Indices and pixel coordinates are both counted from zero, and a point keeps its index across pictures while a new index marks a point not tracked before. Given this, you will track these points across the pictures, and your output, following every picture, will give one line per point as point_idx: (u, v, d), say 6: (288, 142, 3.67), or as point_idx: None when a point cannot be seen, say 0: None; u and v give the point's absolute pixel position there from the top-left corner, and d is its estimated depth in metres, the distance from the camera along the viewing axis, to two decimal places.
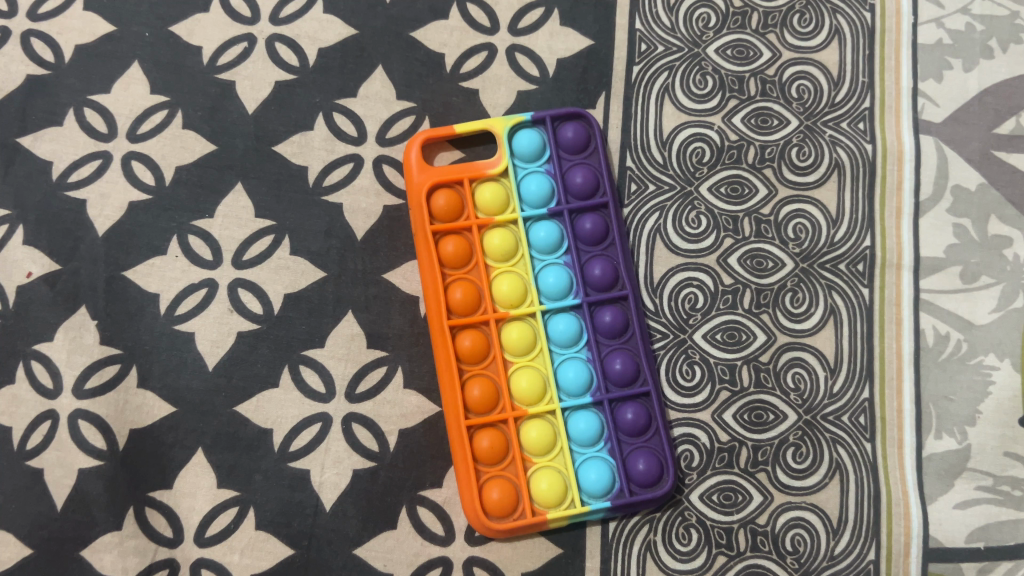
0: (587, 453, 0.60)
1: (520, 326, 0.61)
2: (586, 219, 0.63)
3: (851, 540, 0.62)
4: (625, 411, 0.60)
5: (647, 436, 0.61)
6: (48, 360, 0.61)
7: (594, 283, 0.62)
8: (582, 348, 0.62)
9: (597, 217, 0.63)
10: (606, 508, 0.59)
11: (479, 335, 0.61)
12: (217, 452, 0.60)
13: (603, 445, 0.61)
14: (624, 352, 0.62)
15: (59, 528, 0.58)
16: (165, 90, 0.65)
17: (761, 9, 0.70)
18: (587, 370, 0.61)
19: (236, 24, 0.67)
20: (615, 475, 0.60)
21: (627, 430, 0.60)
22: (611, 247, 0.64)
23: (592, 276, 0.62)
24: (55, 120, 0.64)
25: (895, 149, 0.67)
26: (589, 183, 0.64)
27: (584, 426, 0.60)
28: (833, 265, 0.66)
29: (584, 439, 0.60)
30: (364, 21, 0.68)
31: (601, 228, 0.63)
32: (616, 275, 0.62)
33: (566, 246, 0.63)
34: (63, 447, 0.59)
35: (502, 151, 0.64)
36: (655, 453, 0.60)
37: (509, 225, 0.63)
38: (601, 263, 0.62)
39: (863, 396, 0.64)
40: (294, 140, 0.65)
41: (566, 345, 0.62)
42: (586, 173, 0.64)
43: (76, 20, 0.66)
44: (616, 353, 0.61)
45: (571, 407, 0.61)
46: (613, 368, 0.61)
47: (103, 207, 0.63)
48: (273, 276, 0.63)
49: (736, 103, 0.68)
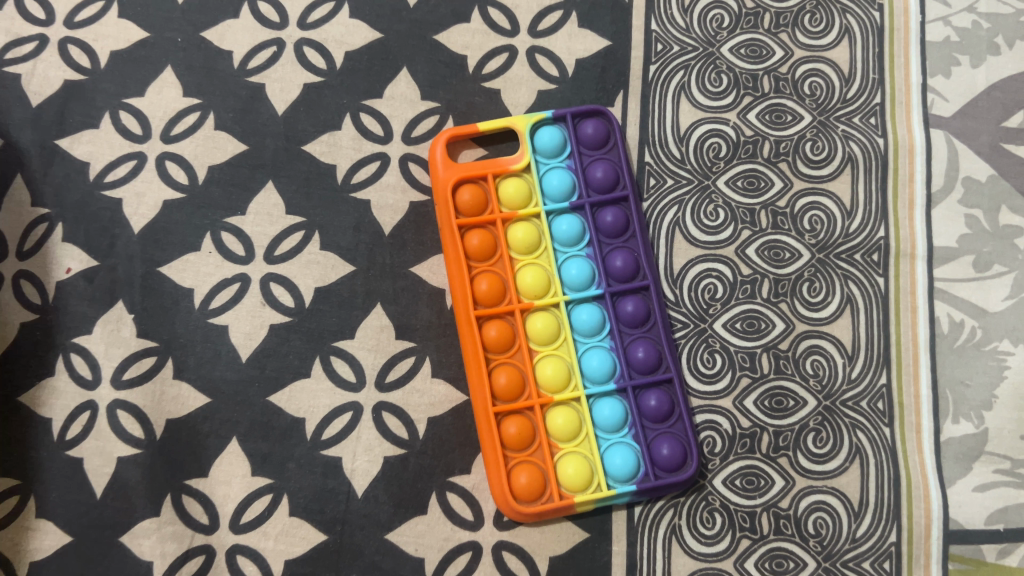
0: (611, 438, 0.62)
1: (544, 316, 0.63)
2: (607, 212, 0.65)
3: (872, 523, 0.63)
4: (648, 398, 0.62)
5: (671, 423, 0.62)
6: (86, 352, 0.62)
7: (616, 273, 0.64)
8: (606, 337, 0.64)
9: (618, 209, 0.65)
10: (632, 492, 0.60)
11: (504, 324, 0.62)
12: (251, 440, 0.61)
13: (628, 432, 0.62)
14: (646, 340, 0.63)
15: (98, 515, 0.60)
16: (198, 93, 0.68)
17: (773, 9, 0.72)
18: (610, 359, 0.63)
19: (265, 29, 0.69)
20: (640, 460, 0.61)
21: (651, 416, 0.62)
22: (632, 239, 0.65)
23: (614, 267, 0.64)
24: (91, 123, 0.67)
25: (906, 142, 0.69)
26: (610, 177, 0.65)
27: (608, 413, 0.61)
28: (848, 255, 0.67)
29: (608, 424, 0.61)
30: (388, 25, 0.70)
31: (623, 220, 0.65)
32: (637, 266, 0.64)
33: (588, 238, 0.65)
34: (101, 436, 0.61)
35: (525, 148, 0.66)
36: (679, 439, 0.62)
37: (532, 219, 0.65)
38: (623, 254, 0.64)
39: (881, 382, 0.65)
40: (323, 140, 0.67)
41: (589, 334, 0.63)
42: (606, 168, 0.65)
43: (111, 27, 0.69)
44: (639, 342, 0.63)
45: (595, 393, 0.62)
46: (636, 356, 0.62)
47: (139, 205, 0.65)
48: (304, 270, 0.64)
49: (750, 100, 0.70)
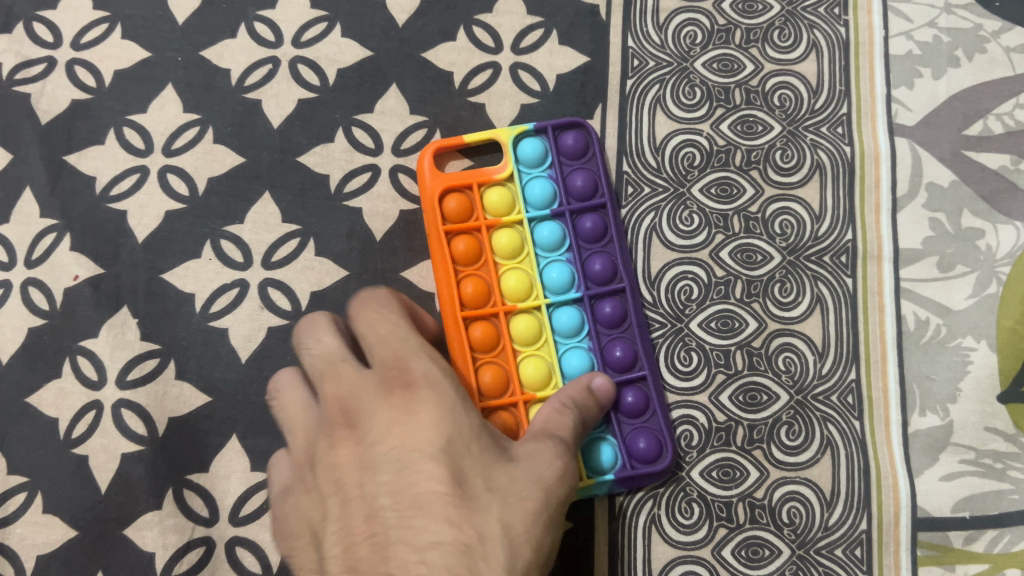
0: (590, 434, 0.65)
1: (526, 318, 0.66)
2: (586, 219, 0.68)
3: (844, 511, 0.66)
4: (625, 395, 0.65)
5: (647, 418, 0.66)
6: (93, 354, 0.67)
7: (594, 277, 0.67)
8: (585, 337, 0.67)
9: (596, 216, 0.68)
10: (611, 481, 0.64)
11: (488, 325, 0.66)
12: (250, 437, 0.65)
13: (605, 427, 0.65)
14: (623, 340, 0.66)
15: (104, 509, 0.64)
16: (198, 108, 0.72)
17: (743, 26, 0.75)
18: (588, 359, 0.66)
19: (261, 48, 0.73)
20: (617, 452, 0.65)
21: (626, 412, 0.65)
22: (610, 243, 0.69)
23: (593, 270, 0.67)
24: (97, 139, 0.71)
25: (872, 150, 0.72)
26: (589, 185, 0.69)
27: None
28: (818, 257, 0.70)
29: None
30: (379, 44, 0.74)
31: (601, 227, 0.68)
32: (614, 269, 0.68)
33: (567, 243, 0.68)
34: (106, 434, 0.65)
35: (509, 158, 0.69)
36: (655, 433, 0.65)
37: (516, 225, 0.68)
38: (601, 259, 0.67)
39: (851, 377, 0.68)
40: (316, 151, 0.71)
41: (569, 335, 0.67)
42: (585, 177, 0.68)
43: (115, 48, 0.73)
44: (617, 342, 0.66)
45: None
46: (613, 355, 0.66)
47: (142, 216, 0.70)
48: (300, 275, 0.68)
49: (722, 111, 0.74)
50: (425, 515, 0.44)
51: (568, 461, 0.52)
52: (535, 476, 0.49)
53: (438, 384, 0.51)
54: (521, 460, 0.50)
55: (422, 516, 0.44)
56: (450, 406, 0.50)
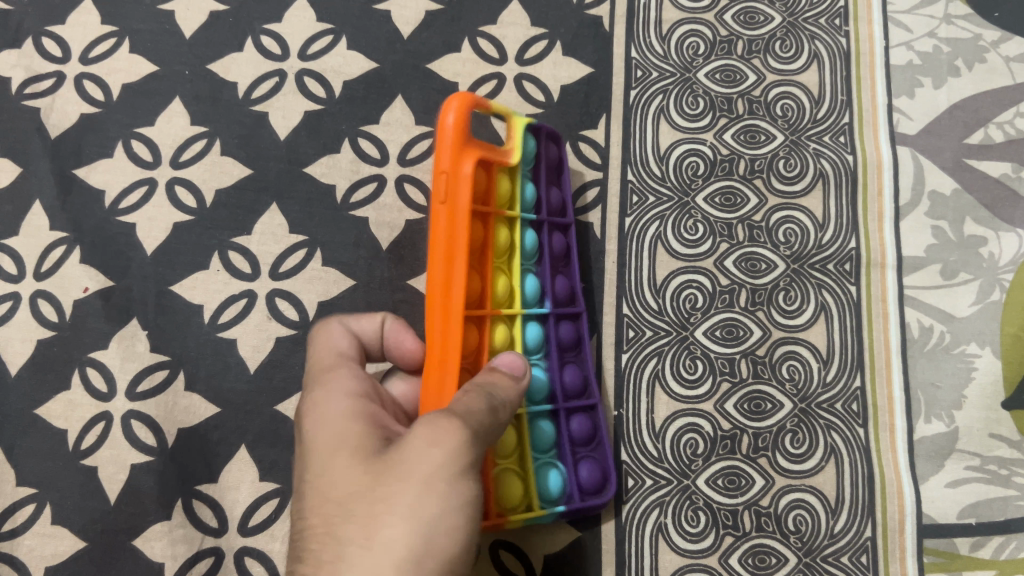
0: (539, 459, 0.63)
1: (503, 327, 0.61)
2: (556, 235, 0.67)
3: (849, 519, 0.66)
4: (575, 421, 0.64)
5: (592, 447, 0.65)
6: (102, 366, 0.67)
7: (560, 295, 0.65)
8: (541, 356, 0.64)
9: (561, 235, 0.67)
10: (560, 513, 0.62)
11: (468, 328, 0.59)
12: (259, 447, 0.66)
13: (553, 453, 0.63)
14: (576, 365, 0.66)
15: (114, 520, 0.64)
16: (205, 121, 0.72)
17: (745, 37, 0.76)
18: (549, 378, 0.63)
19: (267, 61, 0.74)
20: (565, 480, 0.63)
21: (577, 438, 0.64)
22: (568, 267, 0.68)
23: (559, 288, 0.65)
24: (106, 153, 0.72)
25: (874, 159, 0.73)
26: (558, 204, 0.68)
27: (547, 433, 0.62)
28: (821, 265, 0.71)
29: (542, 445, 0.62)
30: (384, 56, 0.74)
31: (565, 247, 0.67)
32: (573, 293, 0.67)
33: (538, 256, 0.65)
34: (115, 445, 0.66)
35: (514, 145, 0.63)
36: (600, 462, 0.65)
37: (506, 223, 0.63)
38: (565, 279, 0.66)
39: (855, 385, 0.68)
40: (323, 162, 0.71)
41: (533, 352, 0.63)
42: (559, 195, 0.68)
43: (123, 62, 0.74)
44: (572, 365, 0.65)
45: (534, 413, 0.62)
46: (569, 378, 0.64)
47: (151, 228, 0.70)
48: (308, 285, 0.69)
49: (725, 121, 0.74)
50: (298, 555, 0.44)
51: (454, 439, 0.45)
52: (395, 468, 0.44)
53: (339, 411, 0.51)
54: (393, 452, 0.46)
55: (297, 562, 0.44)
56: (336, 430, 0.49)
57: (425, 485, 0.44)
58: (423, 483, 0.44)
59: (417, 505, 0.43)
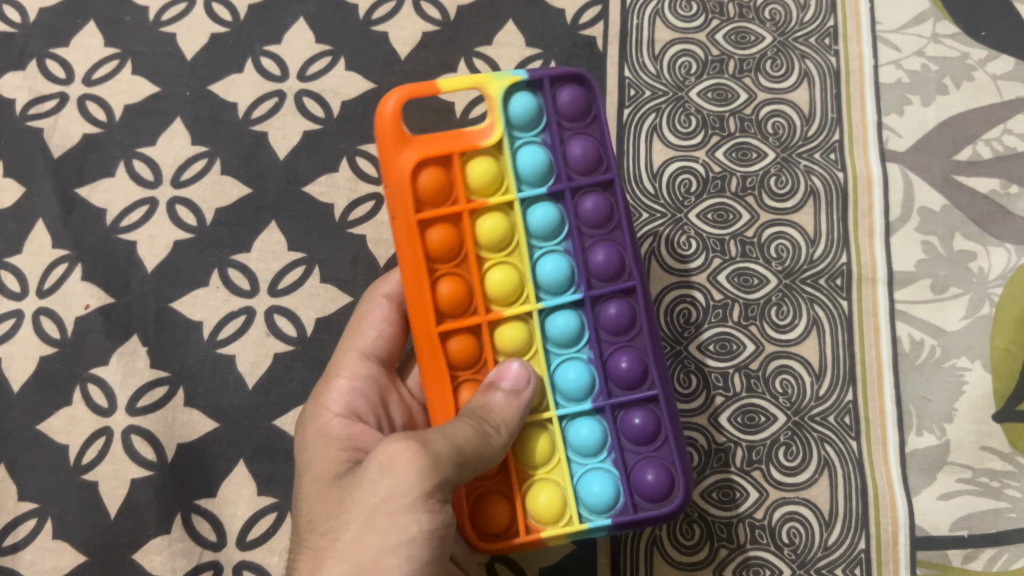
0: (587, 464, 0.54)
1: (514, 324, 0.55)
2: (587, 200, 0.55)
3: (843, 531, 0.67)
4: (631, 418, 0.54)
5: (657, 445, 0.54)
6: (103, 382, 0.69)
7: (598, 271, 0.55)
8: (584, 347, 0.55)
9: (600, 194, 0.55)
10: (608, 527, 0.53)
11: (467, 334, 0.54)
12: (257, 462, 0.66)
13: (607, 456, 0.55)
14: (630, 350, 0.55)
15: (114, 534, 0.66)
16: (205, 141, 0.74)
17: (736, 56, 0.77)
18: (589, 372, 0.54)
19: (267, 82, 0.75)
20: (620, 488, 0.54)
21: (631, 438, 0.54)
22: (617, 229, 0.55)
23: (594, 264, 0.55)
24: (107, 172, 0.73)
25: (864, 175, 0.74)
26: (590, 156, 0.55)
27: (586, 434, 0.54)
28: (813, 280, 0.72)
29: (584, 448, 0.54)
30: (381, 76, 0.76)
31: (606, 209, 0.55)
32: (621, 262, 0.55)
33: (566, 230, 0.55)
34: (116, 459, 0.67)
35: (495, 120, 0.55)
36: (666, 464, 0.54)
37: (502, 209, 0.55)
38: (603, 251, 0.54)
39: (848, 398, 0.69)
40: (321, 181, 0.73)
41: (564, 345, 0.55)
42: (586, 145, 0.54)
43: (125, 83, 0.75)
44: (622, 352, 0.55)
45: (569, 413, 0.54)
46: (617, 368, 0.54)
47: (152, 246, 0.71)
48: (306, 302, 0.70)
49: (717, 139, 0.75)
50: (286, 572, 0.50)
51: (409, 469, 0.45)
52: (351, 500, 0.47)
53: (327, 433, 0.54)
54: (356, 477, 0.48)
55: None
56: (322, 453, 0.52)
57: (368, 519, 0.45)
58: (367, 517, 0.45)
59: (360, 541, 0.45)
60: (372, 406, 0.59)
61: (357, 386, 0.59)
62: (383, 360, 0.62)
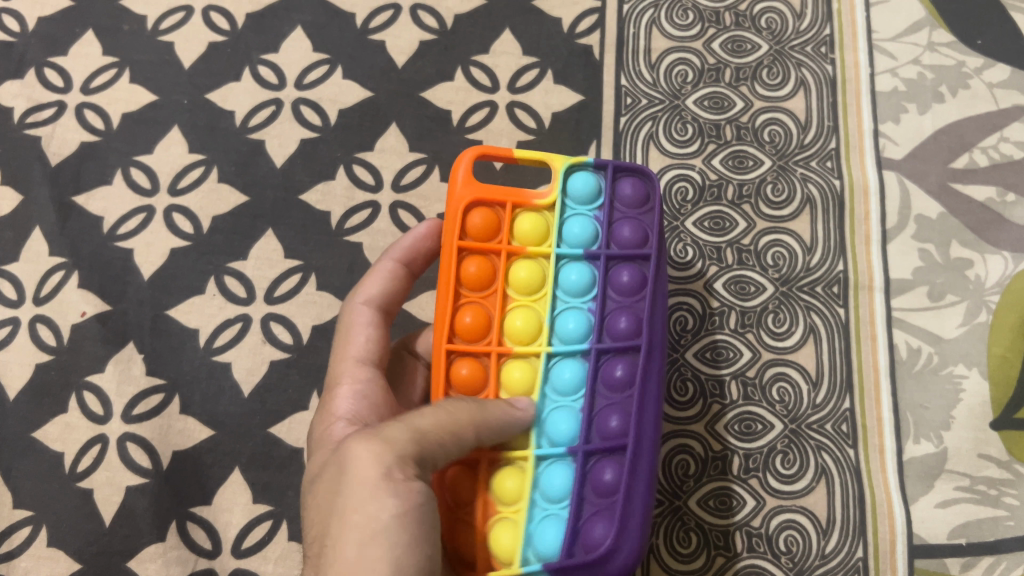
0: (550, 509, 0.49)
1: (525, 367, 0.53)
2: (623, 271, 0.54)
3: (841, 540, 0.66)
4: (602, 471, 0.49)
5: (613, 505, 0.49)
6: (99, 390, 0.69)
7: (614, 331, 0.53)
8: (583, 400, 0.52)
9: (637, 269, 0.54)
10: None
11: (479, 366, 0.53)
12: (252, 470, 0.66)
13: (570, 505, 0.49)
14: (621, 407, 0.51)
15: (108, 542, 0.65)
16: (202, 150, 0.74)
17: (733, 64, 0.77)
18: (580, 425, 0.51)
19: (264, 90, 0.76)
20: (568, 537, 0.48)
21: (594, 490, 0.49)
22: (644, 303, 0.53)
23: (614, 325, 0.53)
24: (105, 180, 0.74)
25: (861, 183, 0.74)
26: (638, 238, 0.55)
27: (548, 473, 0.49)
28: (810, 288, 0.72)
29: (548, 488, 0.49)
30: (378, 85, 0.76)
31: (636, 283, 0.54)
32: (640, 329, 0.52)
33: (593, 292, 0.54)
34: (111, 467, 0.67)
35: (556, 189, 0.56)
36: (618, 526, 0.48)
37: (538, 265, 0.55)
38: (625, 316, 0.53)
39: (844, 406, 0.69)
40: (318, 189, 0.73)
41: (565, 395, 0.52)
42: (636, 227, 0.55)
43: (123, 92, 0.76)
44: (614, 409, 0.51)
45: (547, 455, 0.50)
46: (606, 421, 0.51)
47: (148, 254, 0.72)
48: (302, 310, 0.70)
49: (714, 147, 0.75)
50: None
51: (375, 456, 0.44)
52: (341, 505, 0.43)
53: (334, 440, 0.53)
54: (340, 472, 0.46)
55: None
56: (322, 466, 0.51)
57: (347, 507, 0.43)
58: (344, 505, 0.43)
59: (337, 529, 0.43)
60: (379, 410, 0.57)
61: (359, 391, 0.57)
62: (378, 364, 0.60)
